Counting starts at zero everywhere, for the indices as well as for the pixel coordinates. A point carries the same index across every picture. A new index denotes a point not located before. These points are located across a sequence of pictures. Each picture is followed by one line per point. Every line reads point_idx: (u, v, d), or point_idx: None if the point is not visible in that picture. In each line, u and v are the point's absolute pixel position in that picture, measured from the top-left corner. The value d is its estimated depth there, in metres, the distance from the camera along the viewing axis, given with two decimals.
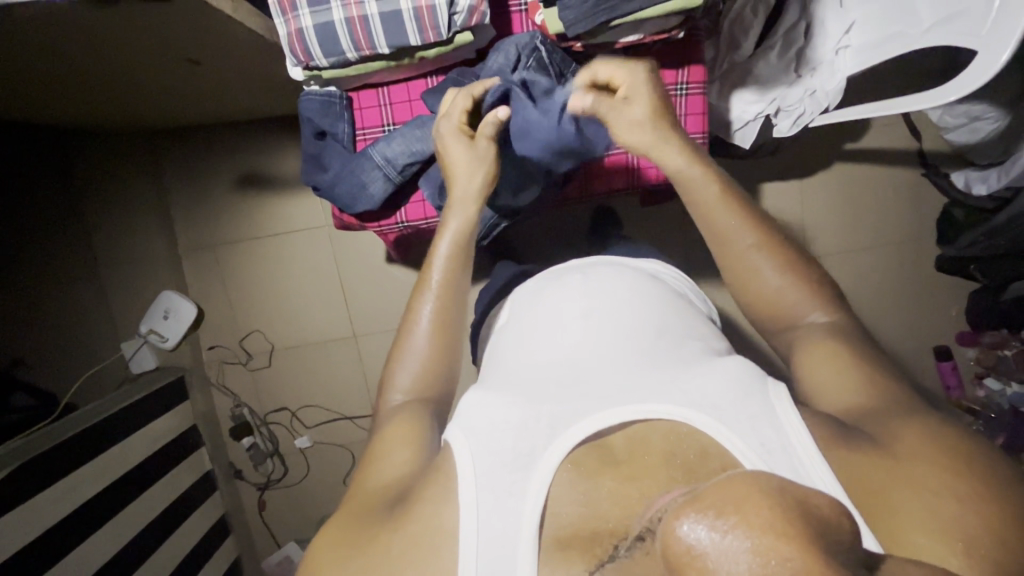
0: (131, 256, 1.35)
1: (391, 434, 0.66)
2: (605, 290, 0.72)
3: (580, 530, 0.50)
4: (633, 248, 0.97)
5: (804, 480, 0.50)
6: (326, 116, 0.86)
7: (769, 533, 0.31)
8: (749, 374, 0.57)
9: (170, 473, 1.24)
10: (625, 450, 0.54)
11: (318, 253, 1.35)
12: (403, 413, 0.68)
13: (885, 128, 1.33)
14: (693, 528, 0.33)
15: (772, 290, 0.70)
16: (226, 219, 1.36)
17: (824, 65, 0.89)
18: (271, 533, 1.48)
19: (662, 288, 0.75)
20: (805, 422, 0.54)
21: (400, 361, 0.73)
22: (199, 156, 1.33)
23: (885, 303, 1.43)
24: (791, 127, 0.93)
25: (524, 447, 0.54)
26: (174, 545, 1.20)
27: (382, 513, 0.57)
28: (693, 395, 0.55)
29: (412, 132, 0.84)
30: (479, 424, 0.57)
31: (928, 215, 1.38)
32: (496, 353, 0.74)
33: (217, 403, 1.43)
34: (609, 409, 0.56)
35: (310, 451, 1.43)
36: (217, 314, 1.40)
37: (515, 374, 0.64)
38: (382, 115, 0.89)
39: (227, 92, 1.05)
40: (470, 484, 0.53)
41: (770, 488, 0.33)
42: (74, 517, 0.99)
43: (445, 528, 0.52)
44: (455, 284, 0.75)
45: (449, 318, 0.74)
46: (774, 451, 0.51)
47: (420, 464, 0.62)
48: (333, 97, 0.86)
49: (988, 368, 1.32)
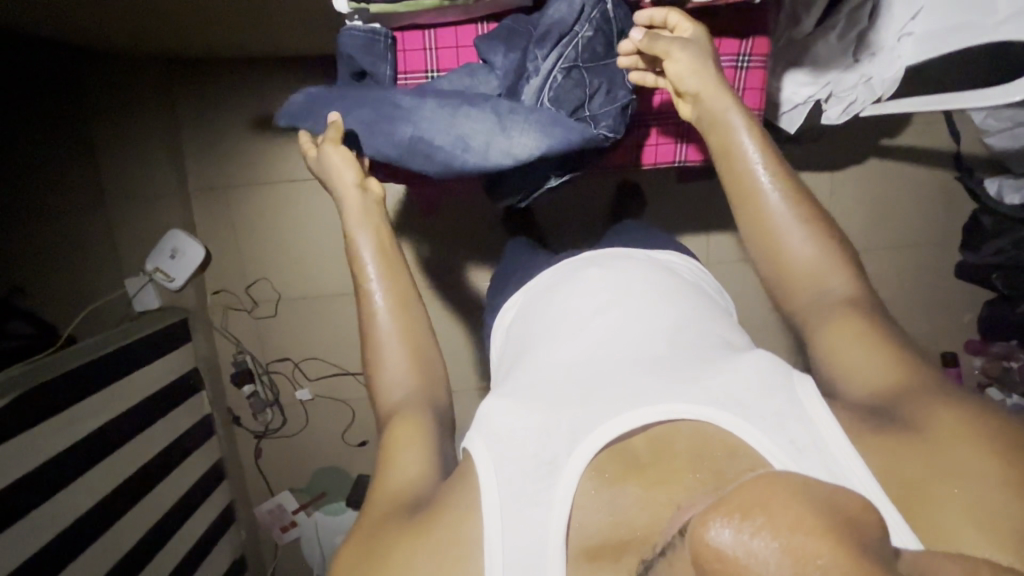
0: (138, 189, 1.31)
1: (395, 434, 0.64)
2: (622, 288, 0.70)
3: (606, 540, 0.49)
4: (658, 237, 0.92)
5: (841, 479, 0.49)
6: (368, 56, 0.82)
7: (800, 531, 0.31)
8: (774, 368, 0.56)
9: (169, 415, 1.23)
10: (649, 454, 0.53)
11: (333, 205, 1.32)
12: (404, 412, 0.66)
13: (925, 126, 1.29)
14: (720, 532, 0.33)
15: (804, 264, 0.68)
16: (240, 163, 1.31)
17: (884, 50, 0.86)
18: (266, 481, 1.47)
19: (684, 282, 0.73)
20: (836, 419, 0.52)
21: (382, 360, 0.71)
22: (213, 93, 1.27)
23: (901, 306, 1.41)
24: (841, 115, 0.90)
25: (546, 454, 0.53)
26: (170, 485, 1.20)
27: (400, 522, 0.56)
28: (716, 393, 0.54)
29: (461, 79, 0.82)
30: (499, 430, 0.56)
31: (957, 219, 1.36)
32: (524, 342, 0.72)
33: (219, 348, 1.40)
34: (630, 410, 0.54)
35: (310, 404, 1.42)
36: (224, 258, 1.36)
37: (531, 374, 0.63)
38: (426, 60, 0.86)
39: (252, 23, 1.00)
40: (493, 490, 0.52)
41: (796, 491, 0.34)
42: (75, 450, 0.98)
43: (469, 538, 0.51)
44: (396, 266, 0.76)
45: (405, 302, 0.74)
46: (806, 449, 0.50)
47: (431, 471, 0.61)
48: (376, 35, 0.82)
49: (993, 378, 1.35)
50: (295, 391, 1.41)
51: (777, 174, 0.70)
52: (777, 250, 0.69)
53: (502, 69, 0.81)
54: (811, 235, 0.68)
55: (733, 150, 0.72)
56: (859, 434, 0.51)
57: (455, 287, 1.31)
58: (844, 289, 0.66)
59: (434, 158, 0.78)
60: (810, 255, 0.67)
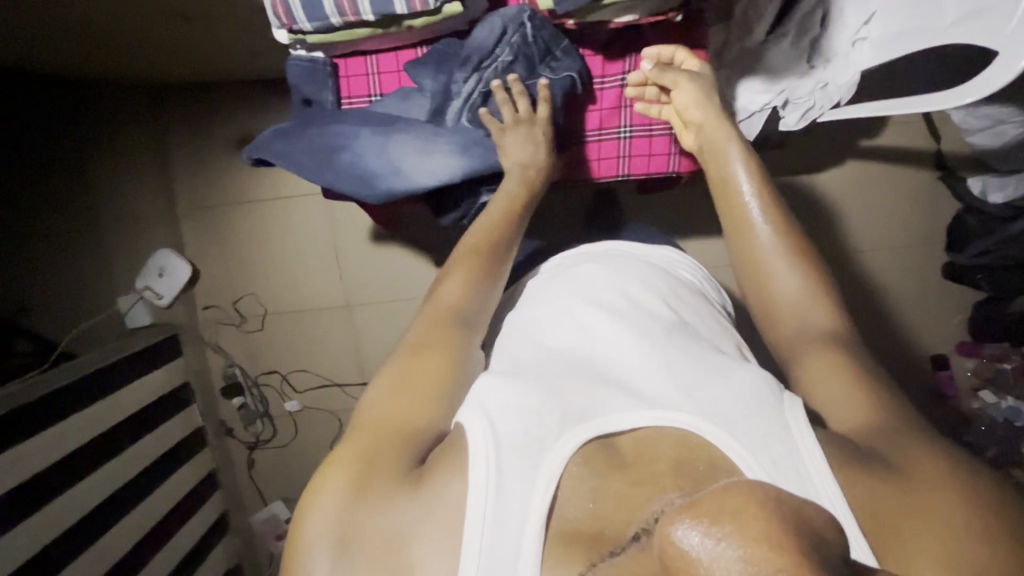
0: (129, 211, 1.31)
1: (411, 367, 0.65)
2: (620, 288, 0.71)
3: (585, 527, 0.49)
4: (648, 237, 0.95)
5: (811, 497, 0.49)
6: (311, 83, 0.88)
7: (763, 545, 0.31)
8: (764, 388, 0.57)
9: (162, 426, 1.24)
10: (633, 454, 0.53)
11: (320, 218, 1.34)
12: (427, 347, 0.66)
13: (904, 128, 1.30)
14: (688, 533, 0.32)
15: (784, 292, 0.70)
16: (225, 180, 1.34)
17: (839, 56, 0.90)
18: (259, 492, 1.48)
19: (676, 288, 0.74)
20: (820, 448, 0.52)
21: (424, 306, 0.73)
22: (197, 115, 1.31)
23: (890, 307, 1.41)
24: (799, 121, 0.92)
25: (536, 433, 0.53)
26: (164, 494, 1.21)
27: (398, 468, 0.57)
28: (706, 407, 0.55)
29: (396, 104, 0.87)
30: (492, 407, 0.56)
31: (940, 219, 1.36)
32: (507, 338, 0.72)
33: (211, 361, 1.42)
34: (622, 406, 0.55)
35: (300, 415, 1.43)
36: (213, 273, 1.38)
37: (522, 363, 0.63)
38: (369, 84, 0.90)
39: (231, 44, 1.02)
40: (484, 461, 0.52)
41: (766, 497, 0.33)
42: (69, 460, 0.99)
43: (452, 511, 0.51)
44: (485, 258, 0.77)
45: (471, 300, 0.73)
46: (783, 465, 0.51)
47: (438, 419, 0.61)
48: (317, 63, 0.88)
49: (985, 381, 1.32)
50: (284, 403, 1.42)
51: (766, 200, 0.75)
52: (768, 279, 0.72)
53: (430, 91, 0.85)
54: (801, 271, 0.71)
55: (731, 180, 0.77)
56: (834, 462, 0.51)
57: None
58: (820, 322, 0.68)
59: (371, 185, 0.84)
60: (792, 294, 0.70)
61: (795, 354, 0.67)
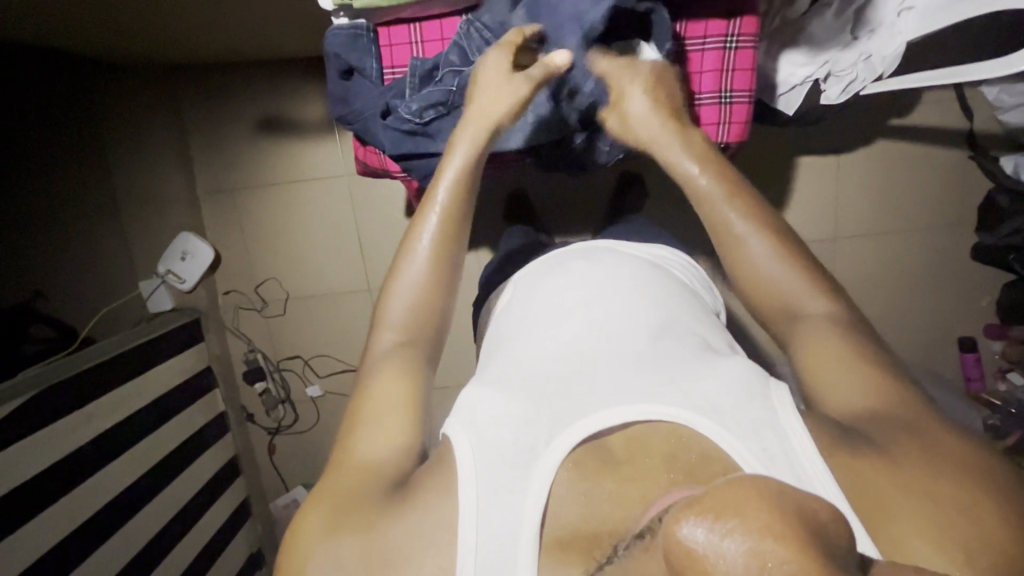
0: (156, 194, 1.34)
1: (381, 389, 0.65)
2: (608, 285, 0.70)
3: (578, 532, 0.49)
4: (645, 230, 0.92)
5: (806, 484, 0.49)
6: (354, 51, 0.88)
7: (768, 536, 0.30)
8: (752, 377, 0.56)
9: (185, 412, 1.27)
10: (624, 451, 0.53)
11: (336, 205, 1.34)
12: (394, 364, 0.68)
13: (937, 105, 1.25)
14: (693, 530, 0.32)
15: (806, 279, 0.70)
16: (247, 167, 1.35)
17: (883, 26, 0.86)
18: (280, 475, 1.53)
19: (664, 281, 0.73)
20: (807, 428, 0.52)
21: (393, 308, 0.72)
22: (220, 97, 1.31)
23: (912, 293, 1.38)
24: (840, 94, 0.93)
25: (525, 442, 0.53)
26: (189, 478, 1.25)
27: (376, 490, 0.57)
28: (695, 398, 0.54)
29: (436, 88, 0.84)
30: (481, 418, 0.56)
31: (971, 201, 1.32)
32: (502, 336, 0.72)
33: (231, 346, 1.45)
34: (610, 409, 0.54)
35: (320, 400, 1.46)
36: (233, 259, 1.40)
37: (513, 367, 0.63)
38: (411, 52, 0.89)
39: (250, 25, 1.02)
40: (472, 476, 0.52)
41: (770, 492, 0.33)
42: (93, 445, 1.02)
43: (442, 519, 0.51)
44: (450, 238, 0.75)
45: (444, 258, 0.74)
46: (776, 457, 0.50)
47: (412, 440, 0.62)
48: (360, 29, 0.88)
49: (1013, 362, 1.30)
50: (306, 388, 1.45)
51: (746, 211, 0.72)
52: (741, 262, 0.71)
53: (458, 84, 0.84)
54: (780, 258, 0.70)
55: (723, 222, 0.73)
56: (830, 450, 0.50)
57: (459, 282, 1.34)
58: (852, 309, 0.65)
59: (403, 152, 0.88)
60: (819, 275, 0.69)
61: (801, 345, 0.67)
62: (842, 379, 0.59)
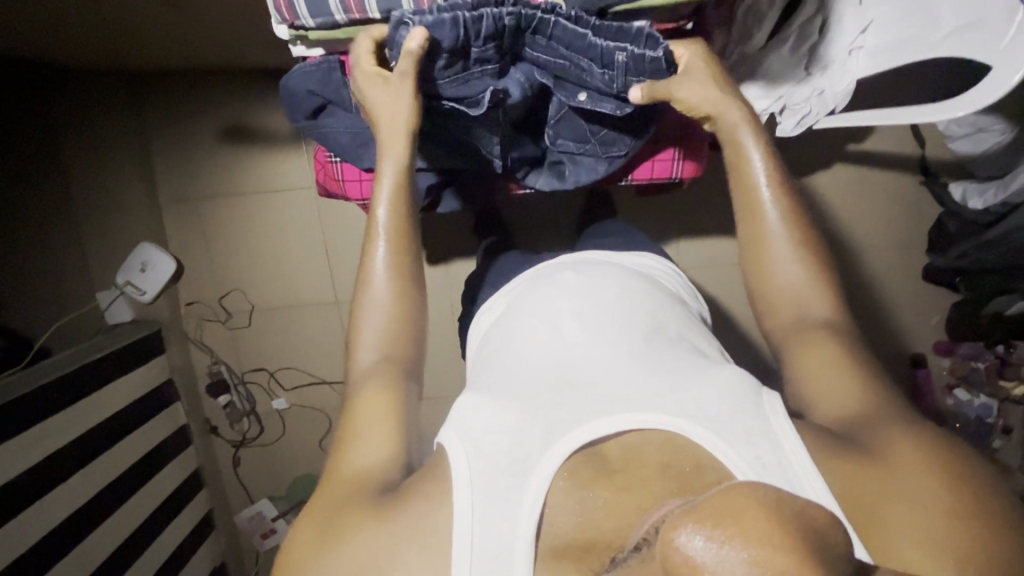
0: (111, 199, 1.28)
1: (361, 405, 0.63)
2: (594, 293, 0.71)
3: (576, 540, 0.49)
4: (626, 239, 0.93)
5: (798, 489, 0.50)
6: (326, 85, 0.85)
7: (767, 545, 0.31)
8: (741, 385, 0.56)
9: (145, 425, 1.21)
10: (620, 460, 0.53)
11: (302, 218, 1.32)
12: (377, 377, 0.66)
13: (889, 133, 1.33)
14: (692, 539, 0.32)
15: (792, 290, 0.70)
16: (212, 175, 1.30)
17: (836, 64, 0.93)
18: (245, 489, 1.48)
19: (648, 287, 0.75)
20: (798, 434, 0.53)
21: (357, 322, 0.71)
22: (184, 101, 1.27)
23: (871, 310, 1.44)
24: (795, 126, 0.96)
25: (519, 452, 0.53)
26: (149, 495, 1.19)
27: (366, 501, 0.55)
28: (687, 407, 0.55)
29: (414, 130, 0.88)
30: (474, 426, 0.55)
31: (923, 223, 1.39)
32: (492, 344, 0.72)
33: (194, 357, 1.40)
34: (604, 417, 0.54)
35: (287, 412, 1.42)
36: (197, 269, 1.36)
37: (505, 376, 0.63)
38: None
39: (219, 31, 1.00)
40: (465, 487, 0.51)
41: (768, 500, 0.33)
42: (51, 460, 0.96)
43: (436, 531, 0.50)
44: (406, 247, 0.73)
45: (402, 258, 0.72)
46: (769, 466, 0.51)
47: (399, 445, 0.61)
48: (331, 64, 0.84)
49: (960, 378, 1.39)
50: (271, 401, 1.41)
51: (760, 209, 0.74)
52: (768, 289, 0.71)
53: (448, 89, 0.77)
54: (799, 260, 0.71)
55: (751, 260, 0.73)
56: (827, 459, 0.52)
57: (434, 294, 1.33)
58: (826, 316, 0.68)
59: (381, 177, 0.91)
60: (799, 284, 0.70)
61: (782, 353, 0.67)
62: (825, 384, 0.62)
